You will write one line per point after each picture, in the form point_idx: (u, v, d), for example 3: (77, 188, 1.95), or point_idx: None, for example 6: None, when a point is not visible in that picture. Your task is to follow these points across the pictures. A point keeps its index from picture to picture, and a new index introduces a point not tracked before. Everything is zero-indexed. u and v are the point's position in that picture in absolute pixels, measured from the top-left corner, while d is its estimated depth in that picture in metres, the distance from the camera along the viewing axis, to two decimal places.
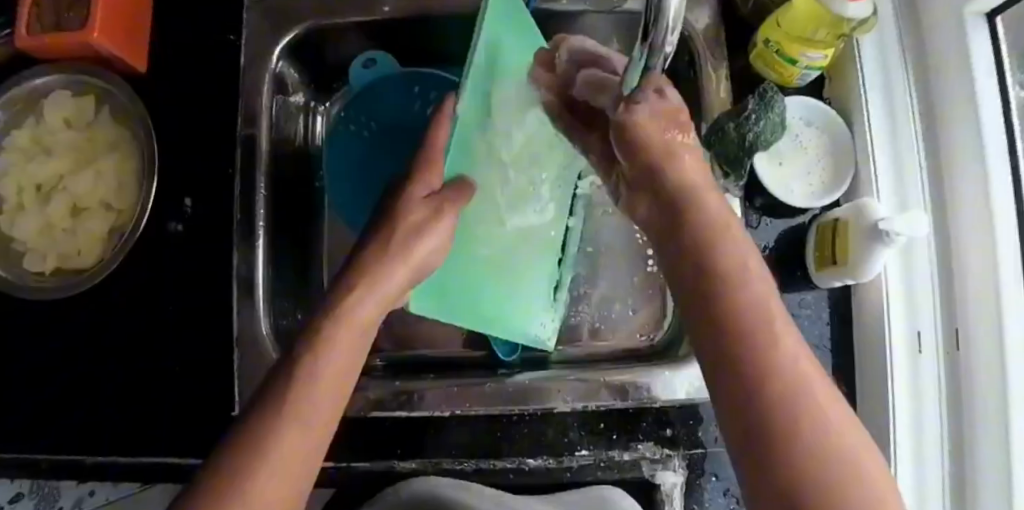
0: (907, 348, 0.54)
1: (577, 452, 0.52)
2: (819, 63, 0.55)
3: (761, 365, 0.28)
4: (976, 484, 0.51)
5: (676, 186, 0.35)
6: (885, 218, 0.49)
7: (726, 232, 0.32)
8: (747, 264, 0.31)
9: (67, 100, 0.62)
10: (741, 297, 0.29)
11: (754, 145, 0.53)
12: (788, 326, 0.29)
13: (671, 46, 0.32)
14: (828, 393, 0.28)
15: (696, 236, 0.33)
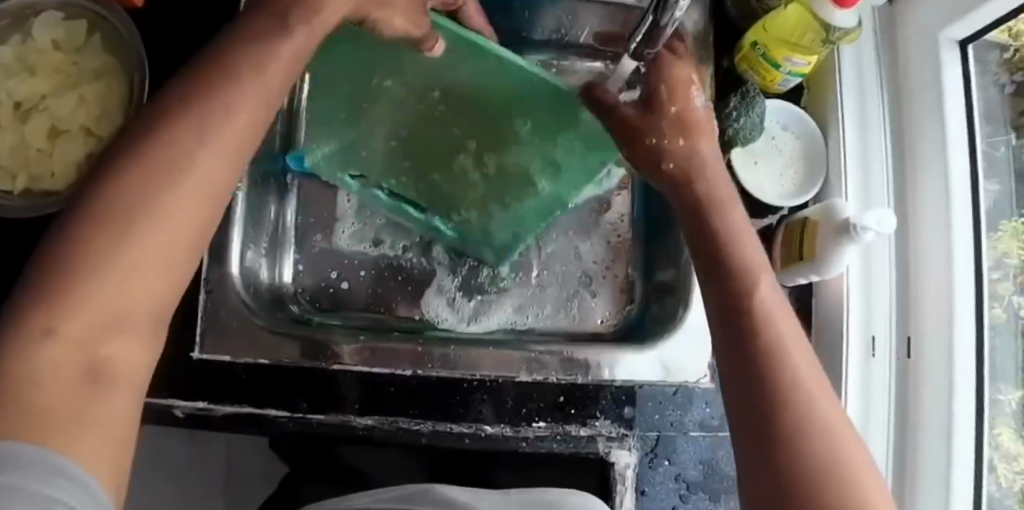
0: (861, 350, 0.56)
1: (534, 423, 0.55)
2: (802, 69, 0.56)
3: (780, 391, 0.32)
4: (915, 483, 0.54)
5: (717, 230, 0.40)
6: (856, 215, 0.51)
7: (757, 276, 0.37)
8: (772, 304, 0.36)
9: (57, 23, 0.55)
10: (773, 330, 0.34)
11: (732, 141, 0.56)
12: (813, 366, 0.33)
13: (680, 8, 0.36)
14: (844, 425, 0.31)
15: (733, 278, 0.37)
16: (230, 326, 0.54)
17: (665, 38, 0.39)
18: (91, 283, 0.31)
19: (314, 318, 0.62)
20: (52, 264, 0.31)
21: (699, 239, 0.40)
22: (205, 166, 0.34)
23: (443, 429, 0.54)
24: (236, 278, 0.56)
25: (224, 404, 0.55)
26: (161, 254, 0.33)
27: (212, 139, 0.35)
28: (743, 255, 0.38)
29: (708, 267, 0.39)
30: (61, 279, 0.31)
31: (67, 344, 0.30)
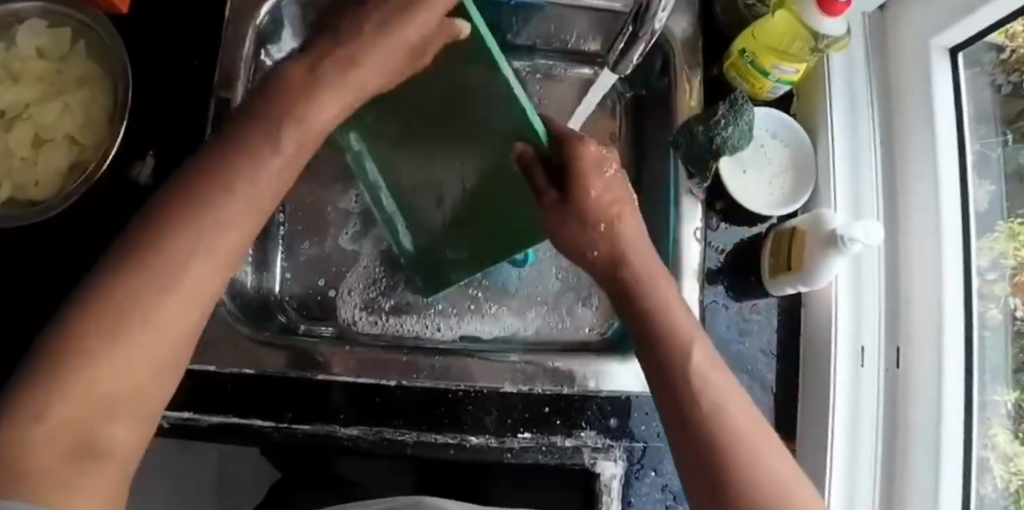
0: (851, 361, 0.55)
1: (519, 434, 0.54)
2: (789, 76, 0.55)
3: (746, 467, 0.32)
4: (904, 496, 0.53)
5: (649, 301, 0.40)
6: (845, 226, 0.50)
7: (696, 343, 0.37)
8: (713, 368, 0.36)
9: (41, 30, 0.55)
10: (719, 405, 0.34)
11: (721, 149, 0.54)
12: (768, 434, 0.34)
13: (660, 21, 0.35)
14: (808, 494, 0.33)
15: (673, 349, 0.37)
16: (214, 337, 0.54)
17: (644, 49, 0.38)
18: (117, 344, 0.31)
19: (301, 328, 0.62)
20: (76, 317, 0.31)
21: (634, 311, 0.40)
22: (237, 223, 0.35)
23: (429, 440, 0.54)
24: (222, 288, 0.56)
25: (211, 414, 0.54)
26: (185, 315, 0.33)
27: (239, 202, 0.35)
28: (677, 323, 0.38)
29: (647, 341, 0.38)
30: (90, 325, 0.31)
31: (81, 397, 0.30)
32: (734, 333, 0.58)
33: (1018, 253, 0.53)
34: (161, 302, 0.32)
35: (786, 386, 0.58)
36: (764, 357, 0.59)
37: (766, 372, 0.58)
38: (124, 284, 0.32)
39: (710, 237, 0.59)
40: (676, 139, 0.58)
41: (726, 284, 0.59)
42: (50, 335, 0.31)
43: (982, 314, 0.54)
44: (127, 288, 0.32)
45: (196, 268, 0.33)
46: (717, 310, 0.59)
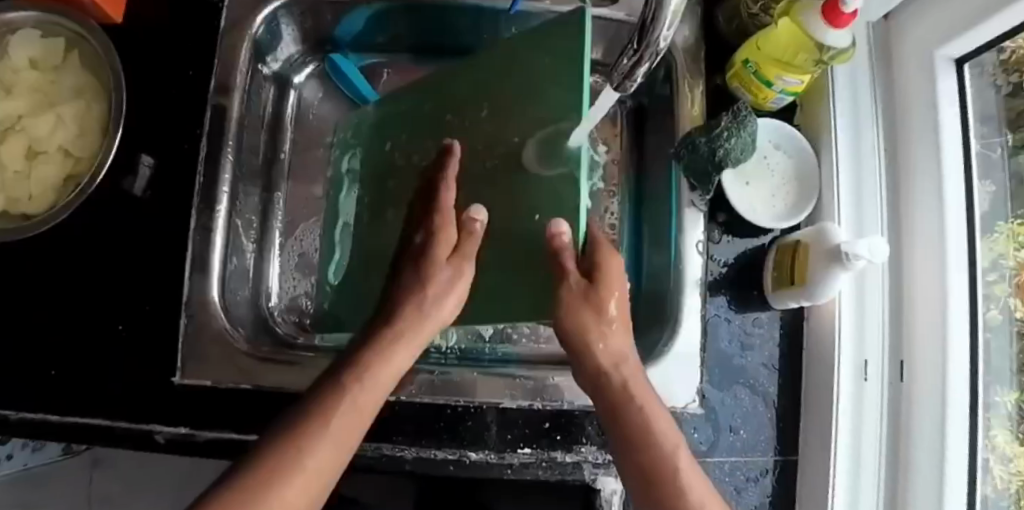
0: (854, 374, 0.55)
1: (519, 449, 0.53)
2: (794, 88, 0.55)
3: None
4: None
5: (629, 401, 0.46)
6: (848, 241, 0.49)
7: (672, 443, 0.44)
8: (688, 464, 0.43)
9: (33, 40, 0.54)
10: (696, 504, 0.41)
11: (724, 161, 0.53)
12: None
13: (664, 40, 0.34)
14: None
15: (652, 448, 0.43)
16: (211, 352, 0.54)
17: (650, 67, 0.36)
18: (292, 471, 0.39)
19: (300, 340, 0.62)
20: (252, 474, 0.39)
21: (616, 408, 0.46)
22: (369, 402, 0.45)
23: (429, 456, 0.53)
24: (218, 302, 0.55)
25: (206, 430, 0.53)
26: (329, 460, 0.41)
27: (390, 365, 0.47)
28: (653, 422, 0.45)
29: (628, 435, 0.45)
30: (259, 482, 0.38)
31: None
32: (736, 347, 0.58)
33: (1018, 254, 0.53)
34: (306, 464, 0.40)
35: (789, 400, 0.58)
36: (766, 371, 0.58)
37: (768, 386, 0.58)
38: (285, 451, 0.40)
39: (712, 250, 0.59)
40: (678, 150, 0.57)
41: (728, 297, 0.58)
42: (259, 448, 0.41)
43: (983, 315, 0.53)
44: (285, 457, 0.40)
45: (325, 452, 0.41)
46: (719, 324, 0.58)
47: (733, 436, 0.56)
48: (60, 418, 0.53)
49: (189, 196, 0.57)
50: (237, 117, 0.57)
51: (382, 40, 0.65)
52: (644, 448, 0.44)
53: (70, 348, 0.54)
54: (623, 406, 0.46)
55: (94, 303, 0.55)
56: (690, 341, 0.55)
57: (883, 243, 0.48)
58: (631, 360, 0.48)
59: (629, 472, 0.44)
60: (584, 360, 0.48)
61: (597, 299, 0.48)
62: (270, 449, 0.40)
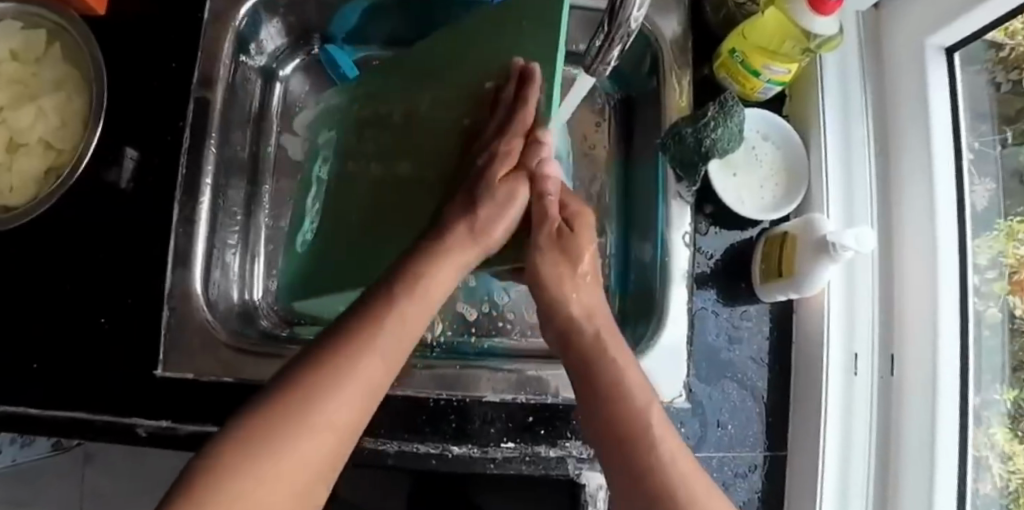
0: (843, 368, 0.54)
1: (502, 443, 0.53)
2: (781, 77, 0.54)
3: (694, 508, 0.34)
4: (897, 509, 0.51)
5: (594, 345, 0.43)
6: (834, 232, 0.48)
7: (633, 385, 0.40)
8: (651, 414, 0.39)
9: (15, 32, 0.54)
10: (658, 454, 0.37)
11: (710, 152, 0.52)
12: (706, 482, 0.36)
13: (637, 21, 0.33)
14: None
15: (612, 399, 0.40)
16: (192, 344, 0.53)
17: (623, 50, 0.36)
18: (314, 410, 0.32)
19: (284, 334, 0.61)
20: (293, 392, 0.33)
21: (581, 360, 0.43)
22: (414, 328, 0.39)
23: (410, 450, 0.53)
24: (201, 294, 0.55)
25: (188, 423, 0.53)
26: (355, 409, 0.34)
27: (429, 285, 0.41)
28: (621, 371, 0.41)
29: (591, 389, 0.41)
30: (298, 409, 0.32)
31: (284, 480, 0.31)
32: (723, 341, 0.57)
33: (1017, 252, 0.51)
34: (350, 387, 0.34)
35: (778, 394, 0.57)
36: (755, 365, 0.57)
37: (757, 380, 0.57)
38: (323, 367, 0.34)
39: (699, 242, 0.58)
40: (664, 141, 0.56)
41: (715, 290, 0.58)
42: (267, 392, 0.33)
43: (982, 313, 0.52)
44: (327, 372, 0.34)
45: (367, 372, 0.35)
46: (706, 317, 0.57)
47: (720, 431, 0.55)
48: (41, 411, 0.53)
49: (171, 188, 0.56)
50: (220, 108, 0.57)
51: (368, 33, 0.64)
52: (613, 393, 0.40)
53: (53, 342, 0.54)
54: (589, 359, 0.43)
55: (77, 296, 0.55)
56: (678, 334, 0.54)
57: (872, 233, 0.47)
58: (604, 310, 0.46)
59: (598, 427, 0.40)
60: (554, 313, 0.45)
61: (574, 250, 0.46)
62: (310, 369, 0.34)
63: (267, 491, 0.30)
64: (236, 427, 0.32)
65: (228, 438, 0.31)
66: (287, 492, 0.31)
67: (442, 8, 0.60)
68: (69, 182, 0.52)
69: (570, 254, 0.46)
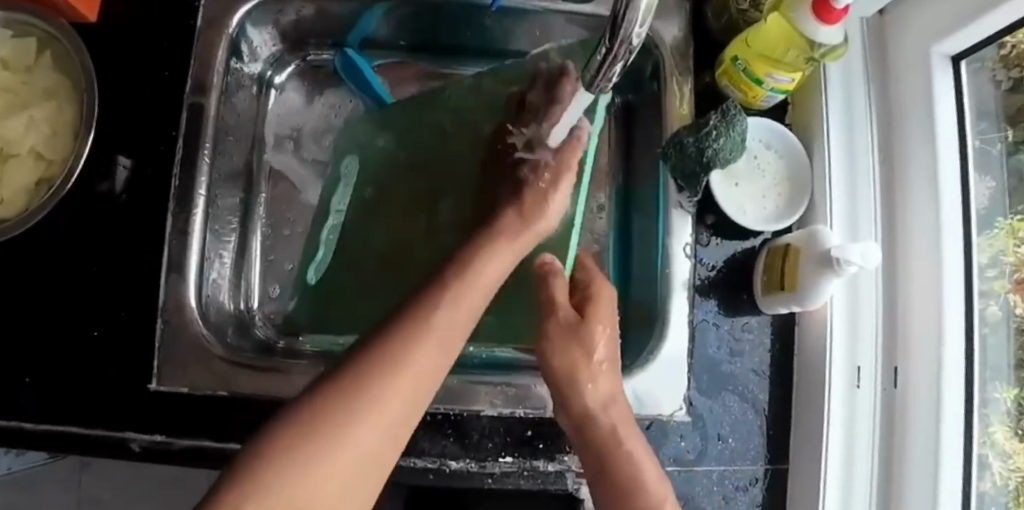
0: (845, 382, 0.54)
1: (500, 458, 0.52)
2: (784, 86, 0.53)
3: None
4: None
5: (613, 439, 0.43)
6: (839, 246, 0.48)
7: (648, 480, 0.41)
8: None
9: (6, 41, 0.54)
10: None
11: (712, 162, 0.52)
12: None
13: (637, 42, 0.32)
14: None
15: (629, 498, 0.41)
16: (186, 357, 0.53)
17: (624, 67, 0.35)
18: (378, 385, 0.29)
19: (280, 344, 0.60)
20: (361, 364, 0.29)
21: (596, 453, 0.43)
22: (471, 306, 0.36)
23: (407, 464, 0.52)
24: (195, 306, 0.54)
25: (182, 438, 0.52)
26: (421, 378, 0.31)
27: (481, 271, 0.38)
28: (638, 469, 0.41)
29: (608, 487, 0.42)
30: (372, 385, 0.29)
31: (355, 453, 0.28)
32: (725, 353, 0.56)
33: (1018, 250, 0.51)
34: (419, 358, 0.31)
35: (780, 406, 0.56)
36: (756, 377, 0.56)
37: (759, 392, 0.56)
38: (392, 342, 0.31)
39: (700, 253, 0.57)
40: (665, 150, 0.55)
41: (717, 301, 0.57)
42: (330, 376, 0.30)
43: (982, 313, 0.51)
44: (397, 351, 0.30)
45: (436, 354, 0.32)
46: (707, 329, 0.56)
47: (721, 444, 0.55)
48: (35, 425, 0.52)
49: (164, 198, 0.56)
50: (214, 116, 0.56)
51: (364, 37, 0.63)
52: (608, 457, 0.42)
53: (45, 354, 0.54)
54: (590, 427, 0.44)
55: (70, 307, 0.55)
56: (678, 347, 0.53)
57: (877, 248, 0.47)
58: (620, 401, 0.45)
59: None
60: (569, 400, 0.44)
61: (589, 336, 0.45)
62: (379, 342, 0.31)
63: (343, 458, 0.27)
64: (298, 410, 0.29)
65: (288, 424, 0.28)
66: (360, 465, 0.28)
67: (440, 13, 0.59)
68: (61, 194, 0.51)
69: (585, 341, 0.45)
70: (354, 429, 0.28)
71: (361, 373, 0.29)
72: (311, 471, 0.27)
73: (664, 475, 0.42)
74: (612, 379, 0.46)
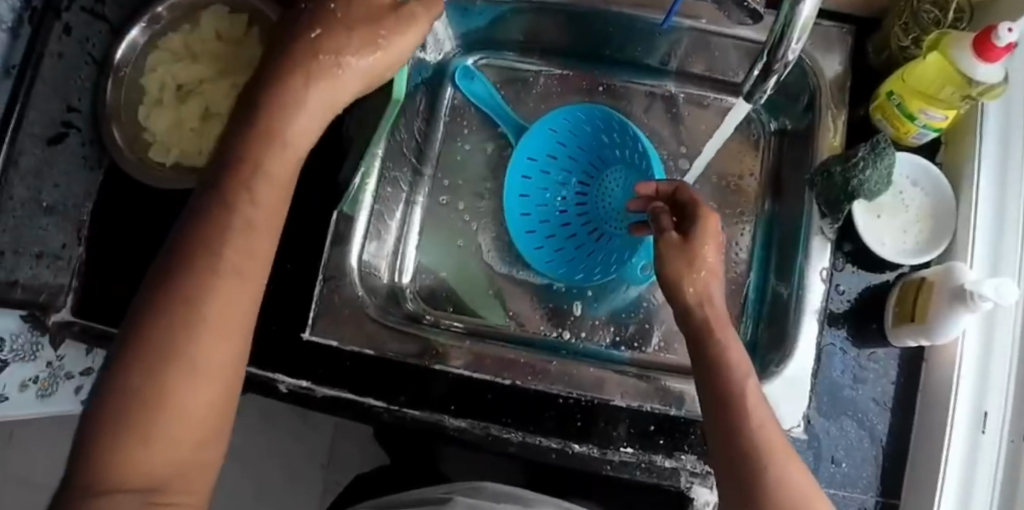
0: (968, 425, 0.53)
1: (621, 447, 0.54)
2: (937, 123, 0.54)
3: (772, 491, 0.36)
4: None
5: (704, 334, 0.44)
6: (972, 282, 0.49)
7: (724, 356, 0.42)
8: (737, 358, 0.42)
9: (223, 15, 0.63)
10: (758, 428, 0.38)
11: (856, 192, 0.53)
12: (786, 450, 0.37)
13: (794, 55, 0.38)
14: (796, 467, 0.37)
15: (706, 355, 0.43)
16: (342, 313, 0.56)
17: (781, 77, 0.41)
18: (189, 354, 0.31)
19: (427, 318, 0.63)
20: (144, 349, 0.31)
21: (694, 347, 0.44)
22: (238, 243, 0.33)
23: (534, 442, 0.54)
24: (353, 269, 0.58)
25: (326, 386, 0.56)
26: (230, 342, 0.33)
27: (279, 156, 0.36)
28: (723, 343, 0.43)
29: (695, 344, 0.44)
30: (138, 412, 0.30)
31: (179, 441, 0.31)
32: (848, 379, 0.57)
33: None
34: (204, 341, 0.32)
35: (897, 440, 0.56)
36: (878, 408, 0.57)
37: (877, 423, 0.57)
38: (179, 315, 0.31)
39: (834, 277, 0.59)
40: (810, 177, 0.58)
41: (846, 328, 0.58)
42: (148, 348, 0.31)
43: None
44: (195, 329, 0.32)
45: (230, 284, 0.33)
46: (834, 354, 0.58)
47: (833, 467, 0.55)
48: None
49: (334, 168, 0.61)
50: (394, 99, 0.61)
51: (533, 43, 0.67)
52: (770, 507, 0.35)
53: None
54: (739, 411, 0.39)
55: None
56: (803, 364, 0.54)
57: (1013, 285, 0.48)
58: (716, 303, 0.46)
59: (715, 445, 0.39)
60: (678, 293, 0.47)
61: (696, 242, 0.47)
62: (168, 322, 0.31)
63: (164, 453, 0.31)
64: (123, 380, 0.31)
65: (127, 393, 0.30)
66: (206, 415, 0.32)
67: (605, 28, 0.62)
68: None
69: (692, 251, 0.47)
70: (153, 426, 0.30)
71: (133, 374, 0.31)
72: (139, 444, 0.30)
73: (750, 372, 0.41)
74: (688, 268, 0.47)
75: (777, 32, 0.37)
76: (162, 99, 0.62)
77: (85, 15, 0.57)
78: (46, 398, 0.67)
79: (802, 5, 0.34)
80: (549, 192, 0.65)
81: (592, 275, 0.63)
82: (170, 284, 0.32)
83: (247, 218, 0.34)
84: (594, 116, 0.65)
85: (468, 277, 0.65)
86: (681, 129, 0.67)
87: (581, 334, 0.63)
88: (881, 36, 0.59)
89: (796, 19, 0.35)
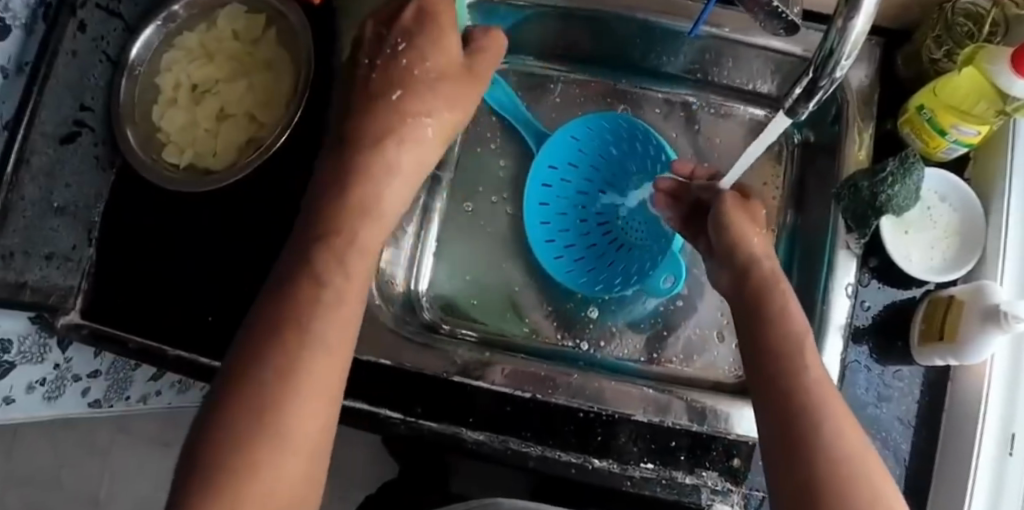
0: (996, 445, 0.52)
1: (641, 463, 0.53)
2: (969, 138, 0.53)
3: (816, 435, 0.35)
4: None
5: (760, 292, 0.44)
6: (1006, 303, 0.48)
7: (784, 313, 0.42)
8: (793, 315, 0.42)
9: (240, 15, 0.61)
10: (807, 382, 0.37)
11: (884, 207, 0.52)
12: (841, 409, 0.36)
13: (842, 71, 0.37)
14: (850, 426, 0.35)
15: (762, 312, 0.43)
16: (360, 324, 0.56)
17: (828, 91, 0.40)
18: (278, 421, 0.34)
19: (442, 327, 0.62)
20: (232, 420, 0.34)
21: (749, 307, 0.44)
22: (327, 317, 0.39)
23: (554, 457, 0.54)
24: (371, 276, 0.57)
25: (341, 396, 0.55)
26: (318, 402, 0.36)
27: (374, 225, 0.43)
28: (785, 302, 0.43)
29: (748, 304, 0.44)
30: (234, 481, 0.33)
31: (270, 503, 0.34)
32: (872, 396, 0.56)
33: None
34: (298, 409, 0.35)
35: (920, 460, 0.55)
36: (902, 427, 0.56)
37: (901, 442, 0.56)
38: (264, 384, 0.35)
39: (859, 292, 0.58)
40: (836, 191, 0.57)
41: (870, 345, 0.57)
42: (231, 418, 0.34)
43: None
44: (281, 396, 0.35)
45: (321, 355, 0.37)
46: (858, 371, 0.57)
47: None
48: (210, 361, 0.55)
49: None
50: None
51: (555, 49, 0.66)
52: (815, 459, 0.34)
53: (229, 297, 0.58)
54: (791, 366, 0.39)
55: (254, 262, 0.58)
56: None
57: None
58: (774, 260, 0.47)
59: (763, 402, 0.38)
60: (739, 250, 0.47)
61: (753, 210, 0.50)
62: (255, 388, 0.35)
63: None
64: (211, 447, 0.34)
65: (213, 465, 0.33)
66: (292, 478, 0.35)
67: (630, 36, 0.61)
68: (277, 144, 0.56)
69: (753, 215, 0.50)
70: (242, 492, 0.33)
71: (220, 445, 0.34)
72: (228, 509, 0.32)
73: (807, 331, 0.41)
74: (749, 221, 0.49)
75: (827, 47, 0.36)
76: (176, 99, 0.61)
77: (99, 12, 0.56)
78: (51, 400, 0.67)
79: (854, 22, 0.33)
80: (569, 200, 0.64)
81: (612, 286, 0.62)
82: (261, 351, 0.36)
83: (333, 289, 0.39)
84: (618, 124, 0.64)
85: (485, 285, 0.63)
86: (702, 139, 0.66)
87: (601, 345, 0.62)
88: (911, 49, 0.58)
89: (850, 37, 0.34)
